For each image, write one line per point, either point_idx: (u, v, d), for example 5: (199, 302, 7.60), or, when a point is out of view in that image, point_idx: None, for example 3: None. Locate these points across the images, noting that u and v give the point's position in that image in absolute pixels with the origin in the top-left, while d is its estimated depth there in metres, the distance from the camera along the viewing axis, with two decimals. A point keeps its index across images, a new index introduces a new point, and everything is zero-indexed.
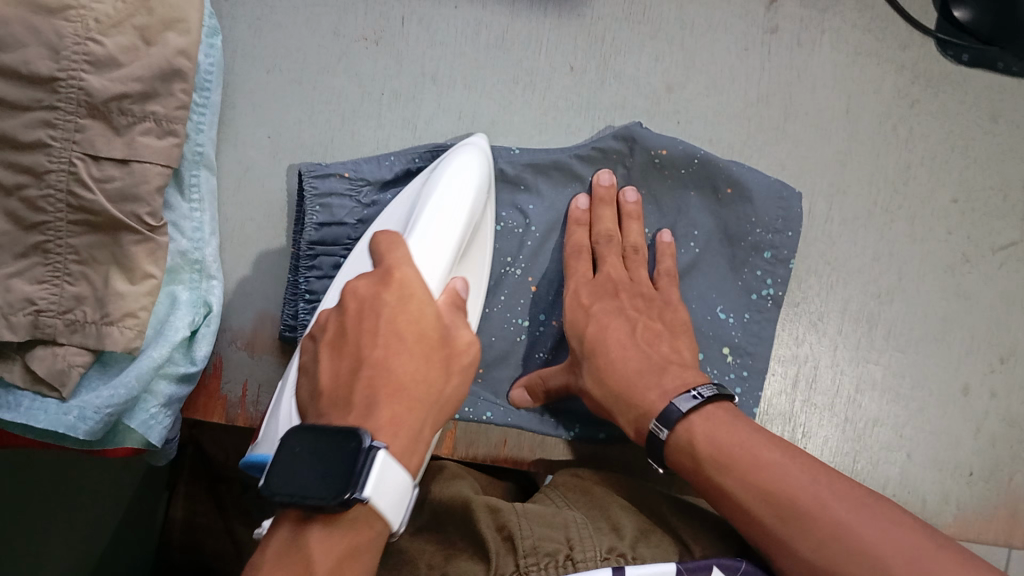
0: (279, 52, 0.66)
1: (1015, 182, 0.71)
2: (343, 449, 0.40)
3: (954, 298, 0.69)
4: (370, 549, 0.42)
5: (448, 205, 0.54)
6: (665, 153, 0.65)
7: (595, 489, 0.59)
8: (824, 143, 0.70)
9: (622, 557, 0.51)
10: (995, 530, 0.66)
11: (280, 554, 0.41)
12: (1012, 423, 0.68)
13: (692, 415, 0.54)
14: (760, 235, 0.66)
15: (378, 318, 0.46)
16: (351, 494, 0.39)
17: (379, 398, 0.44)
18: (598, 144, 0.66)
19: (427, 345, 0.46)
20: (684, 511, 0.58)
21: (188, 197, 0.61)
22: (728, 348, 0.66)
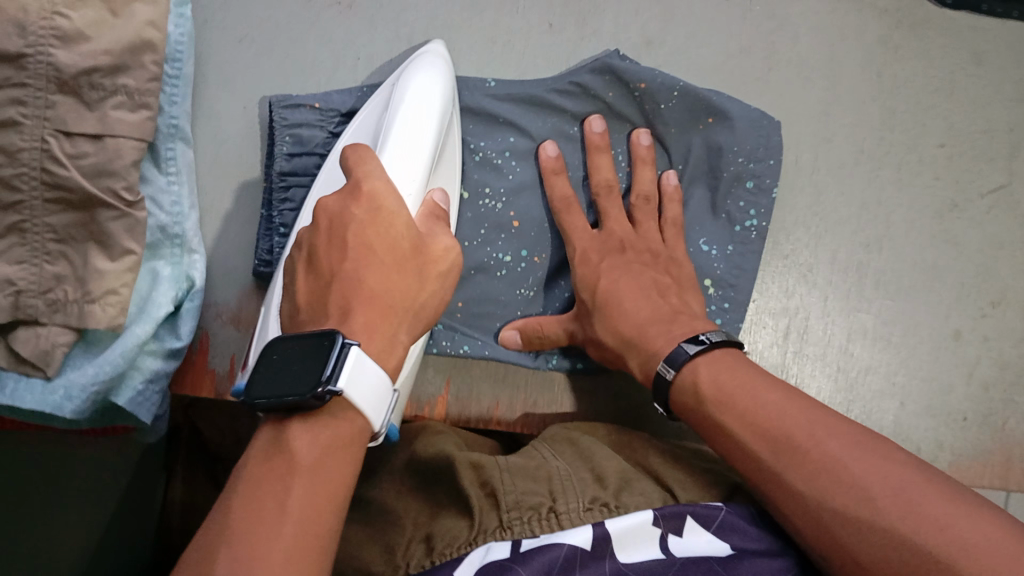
0: (249, 20, 0.65)
1: (1004, 123, 0.69)
2: (316, 342, 0.40)
3: (943, 244, 0.68)
4: (351, 447, 0.41)
5: (416, 112, 0.54)
6: (643, 87, 0.64)
7: (578, 439, 0.58)
8: (807, 92, 0.68)
9: (605, 508, 0.51)
10: (991, 475, 0.66)
11: (266, 457, 0.40)
12: (1004, 367, 0.67)
13: (698, 359, 0.54)
14: (741, 163, 0.65)
15: (351, 227, 0.46)
16: (327, 380, 0.39)
17: (352, 309, 0.44)
18: (575, 78, 0.64)
19: (399, 255, 0.46)
20: (669, 456, 0.58)
21: (165, 170, 0.60)
22: (710, 280, 0.66)
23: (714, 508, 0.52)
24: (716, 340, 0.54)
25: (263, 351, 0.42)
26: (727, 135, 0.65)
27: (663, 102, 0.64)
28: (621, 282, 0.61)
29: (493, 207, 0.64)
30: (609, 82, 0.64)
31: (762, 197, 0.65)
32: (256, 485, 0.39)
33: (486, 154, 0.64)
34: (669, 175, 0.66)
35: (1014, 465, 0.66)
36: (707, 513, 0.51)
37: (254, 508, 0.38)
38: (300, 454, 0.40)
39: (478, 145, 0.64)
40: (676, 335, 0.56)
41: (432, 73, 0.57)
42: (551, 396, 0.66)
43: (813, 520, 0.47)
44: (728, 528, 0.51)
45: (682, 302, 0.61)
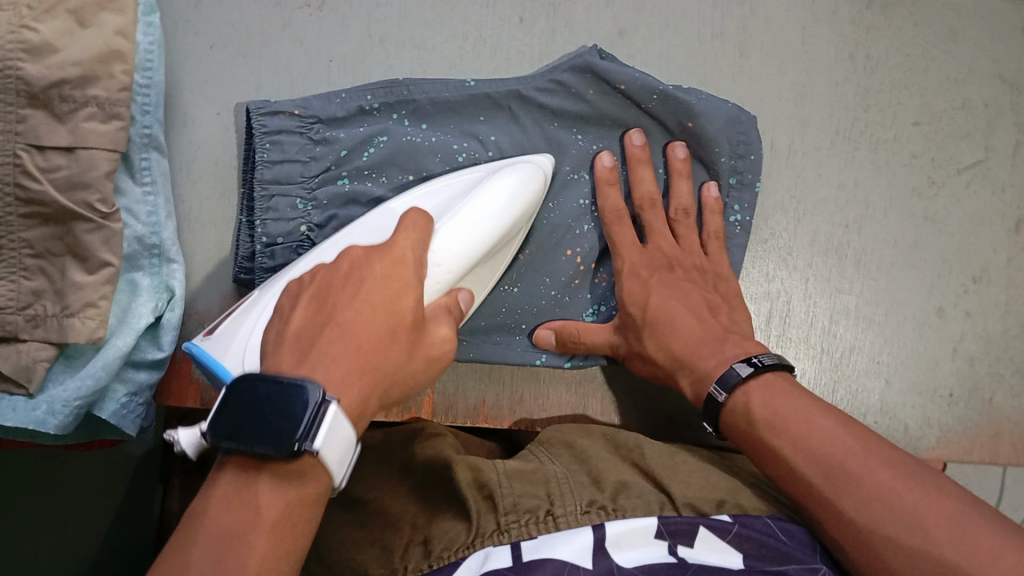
0: (219, 25, 0.64)
1: (977, 99, 0.68)
2: (294, 399, 0.42)
3: (923, 222, 0.67)
4: (310, 512, 0.43)
5: (481, 213, 0.57)
6: (624, 88, 0.62)
7: (576, 442, 0.58)
8: (782, 76, 0.68)
9: (602, 510, 0.51)
10: (979, 451, 0.67)
11: (231, 497, 0.42)
12: (988, 342, 0.67)
13: (750, 381, 0.54)
14: (724, 162, 0.65)
15: (362, 285, 0.49)
16: (302, 443, 0.41)
17: (333, 361, 0.45)
18: (557, 77, 0.63)
19: (396, 330, 0.48)
20: (667, 453, 0.58)
21: (140, 181, 0.60)
22: None
23: (725, 524, 0.51)
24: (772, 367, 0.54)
25: (231, 388, 0.43)
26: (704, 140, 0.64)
27: (644, 103, 0.63)
28: (672, 302, 0.61)
29: None
30: (589, 81, 0.63)
31: (745, 192, 0.66)
32: (216, 535, 0.40)
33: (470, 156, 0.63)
34: (709, 185, 0.65)
35: (1001, 439, 0.67)
36: (718, 528, 0.51)
37: (221, 550, 0.40)
38: (263, 509, 0.41)
39: (460, 145, 0.63)
40: (721, 356, 0.56)
41: (525, 182, 0.59)
42: (540, 385, 0.66)
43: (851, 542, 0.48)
44: (749, 547, 0.50)
45: (732, 322, 0.61)
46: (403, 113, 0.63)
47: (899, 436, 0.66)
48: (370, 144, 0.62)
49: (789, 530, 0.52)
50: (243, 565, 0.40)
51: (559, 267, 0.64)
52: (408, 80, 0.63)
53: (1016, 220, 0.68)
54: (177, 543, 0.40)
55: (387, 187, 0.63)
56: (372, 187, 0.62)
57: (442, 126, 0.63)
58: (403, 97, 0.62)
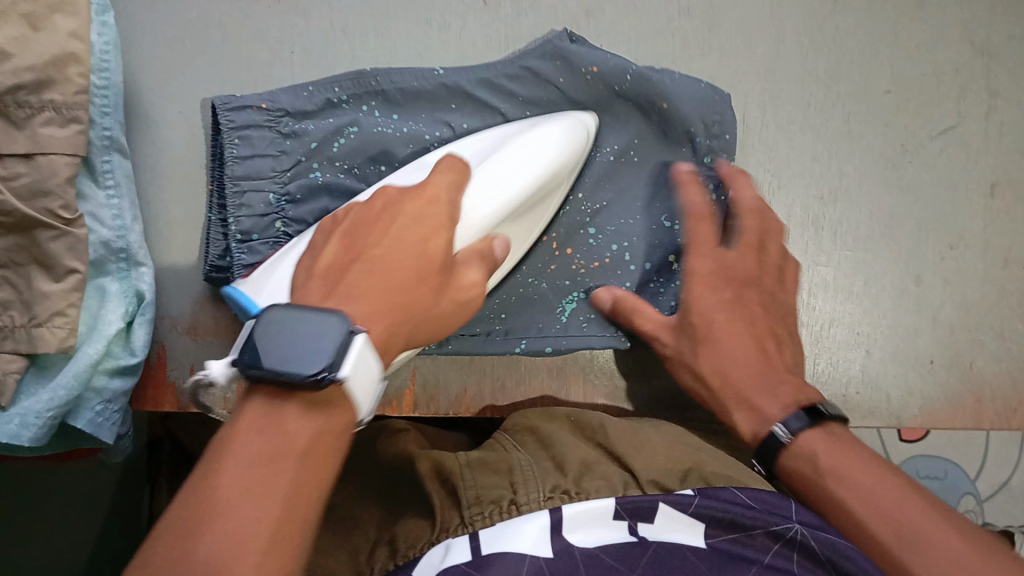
0: (177, 23, 0.63)
1: (947, 65, 0.68)
2: (321, 325, 0.39)
3: (897, 191, 0.67)
4: (336, 447, 0.40)
5: (518, 162, 0.57)
6: (596, 70, 0.62)
7: (539, 425, 0.58)
8: (752, 50, 0.67)
9: (565, 495, 0.51)
10: (961, 417, 0.67)
11: (258, 426, 0.38)
12: (966, 309, 0.67)
13: (809, 430, 0.47)
14: (699, 142, 0.64)
15: (391, 223, 0.47)
16: (328, 372, 0.38)
17: (362, 294, 0.43)
18: (525, 62, 0.62)
19: (426, 270, 0.46)
20: (634, 434, 0.57)
21: (103, 184, 0.59)
22: (673, 255, 0.63)
23: (687, 497, 0.52)
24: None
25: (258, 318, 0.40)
26: (678, 122, 0.63)
27: (616, 85, 0.62)
28: None
29: None
30: (560, 68, 0.62)
31: None
32: (247, 460, 0.37)
33: (443, 145, 0.62)
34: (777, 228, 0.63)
35: (984, 405, 0.67)
36: (680, 502, 0.51)
37: (252, 482, 0.36)
38: (292, 433, 0.38)
39: (433, 135, 0.62)
40: (785, 399, 0.49)
41: (564, 139, 0.59)
42: (519, 373, 0.66)
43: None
44: (712, 524, 0.51)
45: None
46: (373, 105, 0.61)
47: (881, 407, 0.66)
48: (341, 135, 0.60)
49: (758, 496, 0.53)
50: (272, 497, 0.36)
51: (536, 253, 0.63)
52: (376, 70, 0.61)
53: (990, 184, 0.68)
54: (204, 474, 0.37)
55: (360, 180, 0.61)
56: (345, 180, 0.60)
57: (411, 115, 0.62)
58: (371, 88, 0.61)
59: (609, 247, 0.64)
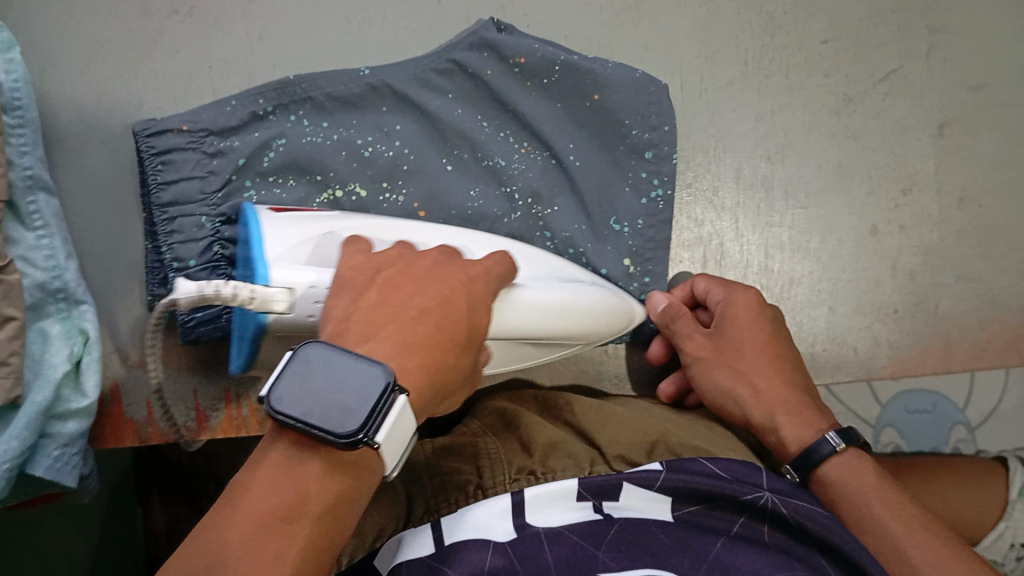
0: (88, 49, 0.61)
1: (884, 5, 0.66)
2: (363, 377, 0.35)
3: (845, 140, 0.66)
4: (359, 501, 0.37)
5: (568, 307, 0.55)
6: (524, 61, 0.61)
7: (508, 408, 0.59)
8: (682, 12, 0.65)
9: (530, 476, 0.52)
10: (935, 362, 0.67)
11: (282, 471, 0.35)
12: (926, 253, 0.67)
13: (839, 454, 0.51)
14: (637, 136, 0.62)
15: (428, 297, 0.41)
16: (364, 435, 0.35)
17: (409, 359, 0.39)
18: (453, 55, 0.61)
19: (466, 341, 0.41)
20: (596, 411, 0.59)
21: (33, 226, 0.57)
22: (629, 257, 0.63)
23: (652, 473, 0.49)
24: (860, 441, 0.51)
25: (297, 359, 0.35)
26: (616, 103, 0.62)
27: (545, 77, 0.61)
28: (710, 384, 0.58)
29: (393, 201, 0.60)
30: (487, 59, 0.61)
31: (664, 165, 0.63)
32: (263, 510, 0.34)
33: (377, 149, 0.60)
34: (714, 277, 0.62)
35: (951, 344, 0.67)
36: (644, 477, 0.49)
37: (272, 537, 0.34)
38: (312, 494, 0.35)
39: (365, 139, 0.60)
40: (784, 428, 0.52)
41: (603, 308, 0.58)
42: (486, 372, 0.66)
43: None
44: (678, 497, 0.48)
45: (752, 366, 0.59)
46: (301, 114, 0.59)
47: (850, 361, 0.66)
48: (269, 149, 0.58)
49: (731, 466, 0.50)
50: (281, 562, 0.34)
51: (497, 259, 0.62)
52: (300, 78, 0.59)
53: (940, 123, 0.67)
54: (218, 511, 0.35)
55: (298, 194, 0.59)
56: (281, 195, 0.58)
57: (343, 121, 0.60)
58: (297, 98, 0.59)
59: (565, 250, 0.62)
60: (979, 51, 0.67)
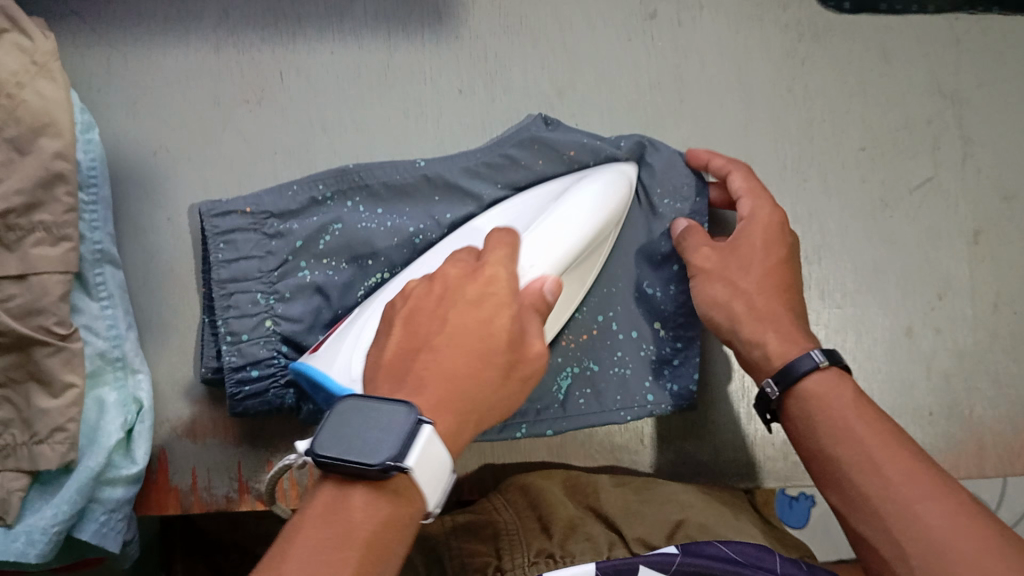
0: (160, 132, 0.64)
1: (920, 115, 0.69)
2: (390, 417, 0.39)
3: (881, 244, 0.68)
4: (404, 535, 0.39)
5: (574, 207, 0.58)
6: (573, 154, 0.63)
7: (532, 483, 0.61)
8: (725, 116, 0.68)
9: (549, 560, 0.56)
10: (966, 466, 0.67)
11: (327, 507, 0.39)
12: (960, 357, 0.67)
13: (819, 376, 0.50)
14: (671, 208, 0.63)
15: (452, 309, 0.46)
16: (394, 460, 0.38)
17: (428, 384, 0.43)
18: (504, 150, 0.63)
19: (493, 347, 0.44)
20: (619, 491, 0.61)
21: (97, 296, 0.59)
22: (659, 323, 0.63)
23: (669, 555, 0.50)
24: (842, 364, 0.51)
25: (336, 411, 0.40)
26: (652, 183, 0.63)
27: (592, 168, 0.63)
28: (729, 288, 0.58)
29: None
30: (537, 152, 0.63)
31: None
32: (315, 542, 0.37)
33: (428, 236, 0.62)
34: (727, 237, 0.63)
35: (986, 449, 0.67)
36: (662, 560, 0.49)
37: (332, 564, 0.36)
38: (357, 522, 0.38)
39: (417, 227, 0.62)
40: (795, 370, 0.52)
41: (609, 191, 0.59)
42: (521, 452, 0.67)
43: (824, 401, 0.49)
44: None
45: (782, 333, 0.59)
46: (357, 200, 0.62)
47: None
48: (325, 232, 0.60)
49: (746, 550, 0.51)
50: None
51: None
52: (357, 167, 0.62)
53: (973, 231, 0.68)
54: (279, 547, 0.37)
55: (348, 277, 0.61)
56: (333, 277, 0.60)
57: (396, 208, 0.62)
58: (354, 184, 0.62)
59: (595, 318, 0.63)
60: (1011, 163, 0.69)
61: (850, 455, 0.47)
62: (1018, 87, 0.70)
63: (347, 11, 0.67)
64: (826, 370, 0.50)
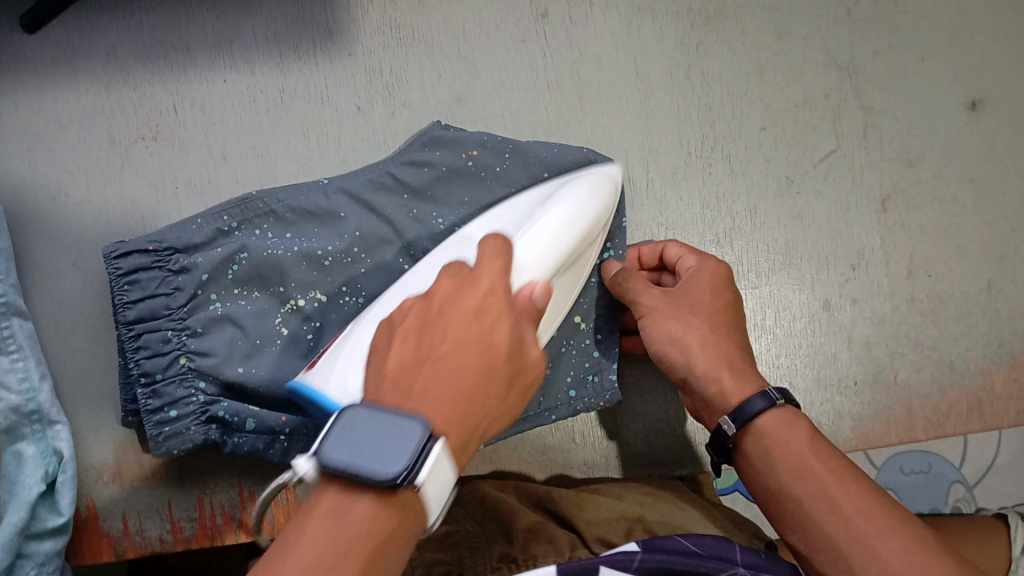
0: (58, 176, 0.64)
1: (818, 90, 0.70)
2: (400, 432, 0.37)
3: (792, 221, 0.68)
4: (404, 547, 0.37)
5: (557, 224, 0.57)
6: (477, 153, 0.64)
7: (490, 496, 0.61)
8: (623, 109, 0.68)
9: (513, 562, 0.51)
10: (895, 431, 0.68)
11: (331, 518, 0.36)
12: (880, 324, 0.68)
13: (769, 413, 0.50)
14: None
15: (448, 325, 0.44)
16: (405, 477, 0.36)
17: (442, 392, 0.40)
18: (413, 158, 0.64)
19: (496, 364, 0.43)
20: (578, 497, 0.60)
21: (7, 350, 0.58)
22: (580, 317, 0.63)
23: (629, 554, 0.46)
24: (790, 399, 0.51)
25: (340, 419, 0.38)
26: None
27: (498, 165, 0.65)
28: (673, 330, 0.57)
29: (355, 304, 0.62)
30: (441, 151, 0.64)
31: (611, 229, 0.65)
32: (318, 554, 0.35)
33: (337, 257, 0.62)
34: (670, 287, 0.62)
35: (915, 414, 0.68)
36: (622, 559, 0.46)
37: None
38: (362, 534, 0.36)
39: (326, 249, 0.61)
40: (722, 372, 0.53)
41: (592, 193, 0.60)
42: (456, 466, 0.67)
43: (782, 439, 0.49)
44: None
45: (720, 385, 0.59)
46: (265, 228, 0.62)
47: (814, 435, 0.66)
48: (231, 262, 0.60)
49: (705, 541, 0.49)
50: None
51: None
52: (261, 195, 0.62)
53: (881, 199, 0.69)
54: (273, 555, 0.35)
55: (261, 305, 0.60)
56: (245, 306, 0.60)
57: (303, 231, 0.62)
58: (259, 212, 0.61)
59: None
60: (914, 129, 0.70)
61: (811, 493, 0.47)
62: (914, 55, 0.71)
63: (236, 37, 0.66)
64: (783, 409, 0.50)
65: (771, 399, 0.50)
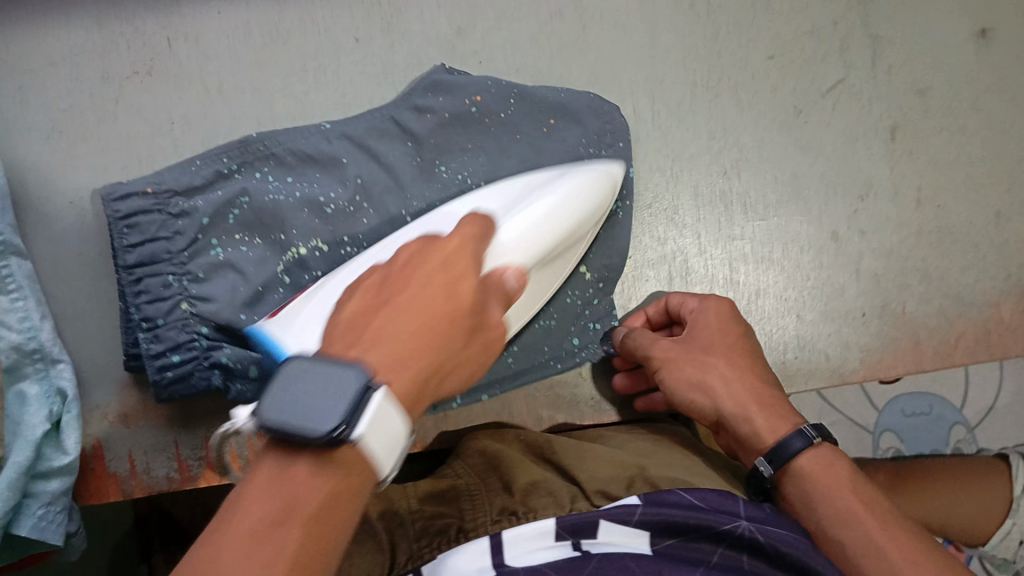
0: (51, 113, 0.62)
1: (827, 19, 0.68)
2: (338, 382, 0.35)
3: (798, 153, 0.67)
4: (351, 505, 0.35)
5: (549, 211, 0.56)
6: (480, 98, 0.63)
7: (487, 446, 0.58)
8: (626, 38, 0.67)
9: (512, 516, 0.52)
10: (904, 364, 0.68)
11: (273, 482, 0.34)
12: (887, 256, 0.68)
13: (805, 455, 0.51)
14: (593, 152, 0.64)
15: (410, 284, 0.42)
16: (342, 430, 0.34)
17: (388, 347, 0.38)
18: (417, 101, 0.63)
19: (454, 325, 0.41)
20: (576, 449, 0.58)
21: (7, 290, 0.57)
22: (585, 266, 0.63)
23: (630, 508, 0.51)
24: (829, 437, 0.52)
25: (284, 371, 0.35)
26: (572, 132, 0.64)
27: (502, 111, 0.64)
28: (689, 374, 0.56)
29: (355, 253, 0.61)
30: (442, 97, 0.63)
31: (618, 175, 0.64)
32: (252, 521, 0.33)
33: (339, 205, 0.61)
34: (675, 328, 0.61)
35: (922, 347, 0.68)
36: (622, 511, 0.51)
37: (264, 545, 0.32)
38: (302, 496, 0.34)
39: (327, 196, 0.60)
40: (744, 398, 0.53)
41: (581, 190, 0.59)
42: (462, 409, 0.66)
43: (824, 480, 0.50)
44: (655, 532, 0.51)
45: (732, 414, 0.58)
46: (265, 171, 0.60)
47: (823, 366, 0.67)
48: (233, 207, 0.58)
49: (704, 496, 0.53)
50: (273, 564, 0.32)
51: None
52: (260, 137, 0.60)
53: (890, 129, 0.68)
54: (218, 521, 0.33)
55: (263, 252, 0.59)
56: (246, 252, 0.58)
57: (304, 175, 0.61)
58: (260, 154, 0.60)
59: None
60: (925, 58, 0.69)
61: (854, 537, 0.48)
62: None
63: None
64: (820, 447, 0.51)
65: (809, 439, 0.51)
